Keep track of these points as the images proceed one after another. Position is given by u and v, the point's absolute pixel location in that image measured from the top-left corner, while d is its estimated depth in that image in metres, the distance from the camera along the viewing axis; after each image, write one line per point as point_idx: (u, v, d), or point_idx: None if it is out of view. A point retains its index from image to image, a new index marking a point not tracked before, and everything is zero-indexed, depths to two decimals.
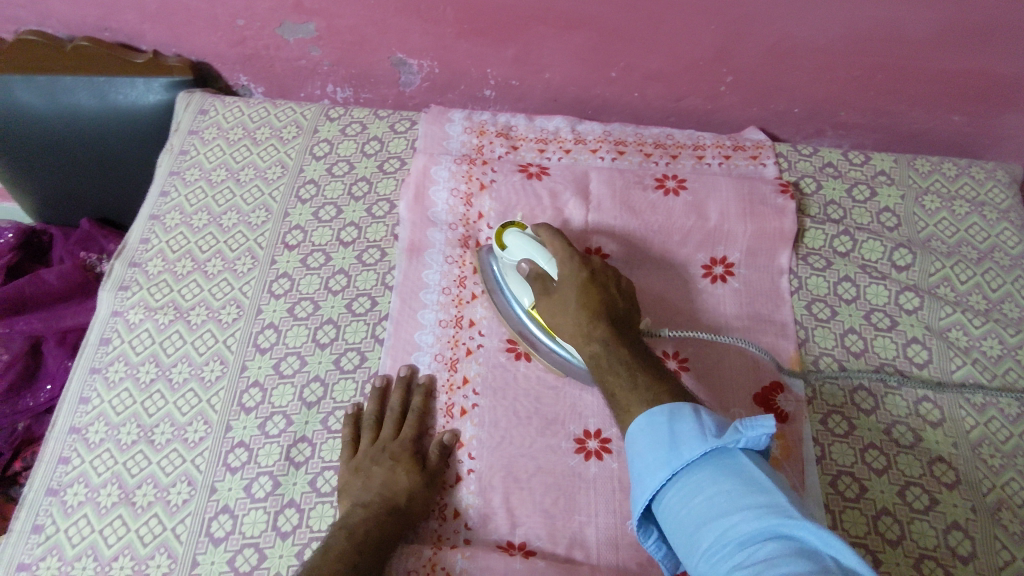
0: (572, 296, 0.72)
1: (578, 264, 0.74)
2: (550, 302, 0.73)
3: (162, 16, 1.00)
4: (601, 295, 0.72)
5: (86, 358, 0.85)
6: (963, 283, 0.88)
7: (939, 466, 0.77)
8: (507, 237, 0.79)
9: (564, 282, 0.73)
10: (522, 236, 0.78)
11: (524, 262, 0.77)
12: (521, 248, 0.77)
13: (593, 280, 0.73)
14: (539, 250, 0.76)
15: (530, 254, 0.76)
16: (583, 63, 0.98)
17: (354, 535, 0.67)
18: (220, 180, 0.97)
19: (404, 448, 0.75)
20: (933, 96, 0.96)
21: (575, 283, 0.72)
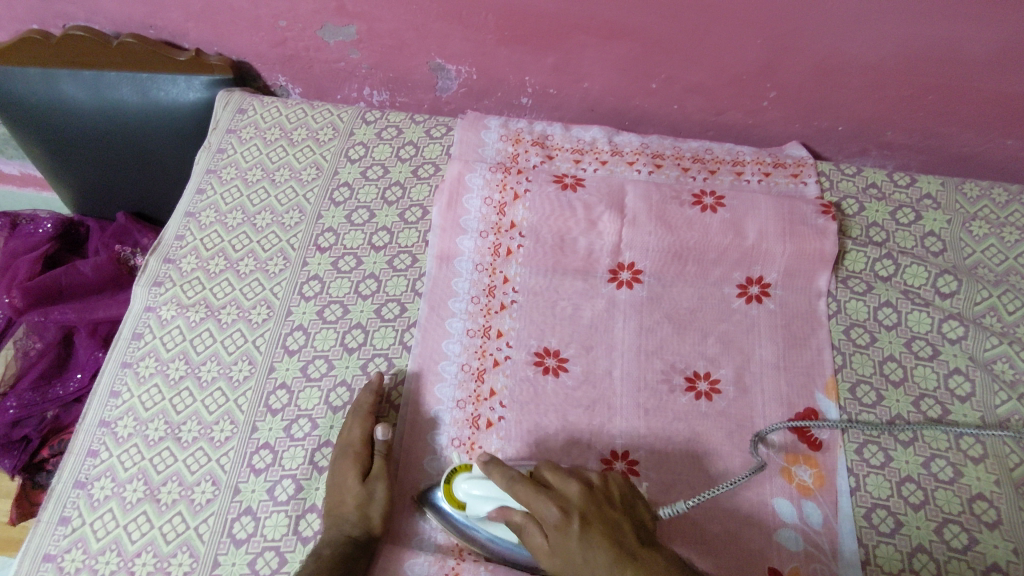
0: (581, 552, 0.59)
1: (559, 507, 0.61)
2: (552, 540, 0.61)
3: (206, 15, 1.01)
4: (599, 517, 0.61)
5: (118, 351, 0.85)
6: (1010, 313, 0.85)
7: (980, 505, 0.74)
8: (460, 486, 0.68)
9: (558, 540, 0.61)
10: (473, 479, 0.68)
11: (495, 510, 0.66)
12: (475, 499, 0.67)
13: (586, 523, 0.61)
14: (506, 493, 0.66)
15: (495, 500, 0.66)
16: (623, 73, 0.97)
17: (320, 555, 0.67)
18: (255, 179, 0.98)
19: (346, 458, 0.73)
20: (985, 119, 0.93)
21: (571, 519, 0.61)
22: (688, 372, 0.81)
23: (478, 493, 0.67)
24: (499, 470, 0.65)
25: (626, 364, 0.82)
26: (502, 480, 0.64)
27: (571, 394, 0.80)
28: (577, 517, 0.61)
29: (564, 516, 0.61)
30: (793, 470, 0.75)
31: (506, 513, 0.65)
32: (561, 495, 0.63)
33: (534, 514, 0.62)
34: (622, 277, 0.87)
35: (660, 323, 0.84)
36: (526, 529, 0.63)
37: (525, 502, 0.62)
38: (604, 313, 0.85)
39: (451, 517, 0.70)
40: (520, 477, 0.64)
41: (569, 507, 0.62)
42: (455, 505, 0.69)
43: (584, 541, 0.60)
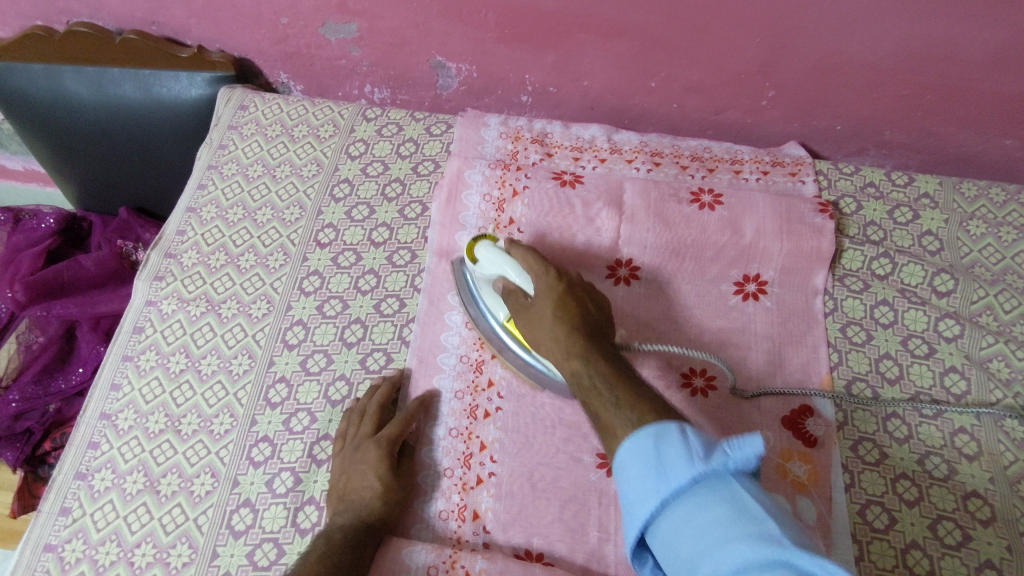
0: (549, 312, 0.70)
1: (553, 279, 0.72)
2: (529, 315, 0.72)
3: (208, 12, 1.01)
4: (576, 300, 0.71)
5: (119, 345, 0.86)
6: (1007, 312, 0.85)
7: (974, 502, 0.74)
8: (478, 250, 0.79)
9: (539, 294, 0.72)
10: (494, 249, 0.78)
11: (499, 278, 0.78)
12: (490, 261, 0.77)
13: (565, 295, 0.71)
14: (511, 262, 0.76)
15: (500, 268, 0.77)
16: (622, 72, 0.98)
17: (331, 539, 0.67)
18: (256, 175, 0.99)
19: (376, 447, 0.73)
20: (984, 118, 0.94)
21: (549, 297, 0.71)
22: (685, 368, 0.82)
23: (491, 257, 0.78)
24: (518, 249, 0.77)
25: None
26: (516, 257, 0.76)
27: None
28: (558, 291, 0.71)
29: (546, 291, 0.72)
30: (788, 466, 0.76)
31: (506, 284, 0.77)
32: (559, 273, 0.73)
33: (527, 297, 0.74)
34: (620, 273, 0.87)
35: (657, 319, 0.85)
36: (522, 287, 0.75)
37: (529, 279, 0.74)
38: None
39: (473, 274, 0.82)
40: (534, 256, 0.75)
41: (562, 278, 0.73)
42: (472, 263, 0.81)
43: (555, 308, 0.70)
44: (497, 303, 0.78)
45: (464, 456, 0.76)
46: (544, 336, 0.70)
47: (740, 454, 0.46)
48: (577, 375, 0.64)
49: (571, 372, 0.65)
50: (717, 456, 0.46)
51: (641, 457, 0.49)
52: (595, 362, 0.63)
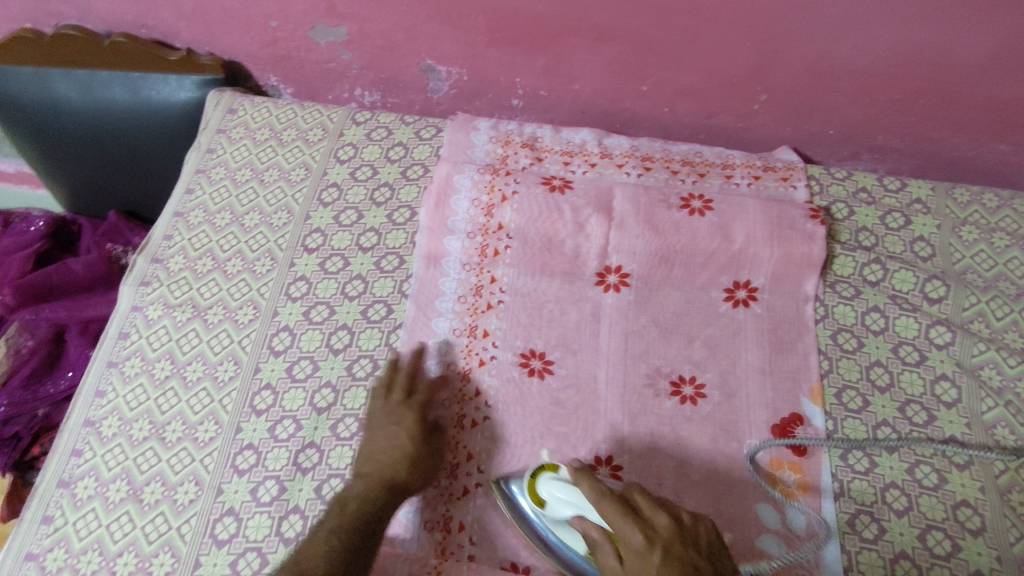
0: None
1: (642, 534, 0.61)
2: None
3: (197, 15, 1.01)
4: (678, 553, 0.59)
5: (104, 351, 0.86)
6: (999, 319, 0.85)
7: (964, 511, 0.73)
8: (544, 489, 0.68)
9: (632, 571, 0.60)
10: (559, 481, 0.68)
11: (574, 519, 0.66)
12: (561, 498, 0.67)
13: (667, 556, 0.59)
14: (589, 506, 0.65)
15: (576, 509, 0.66)
16: (613, 76, 0.97)
17: (347, 508, 0.67)
18: (244, 179, 0.98)
19: (408, 412, 0.75)
20: (978, 123, 0.93)
21: (648, 563, 0.59)
22: (673, 376, 0.81)
23: (562, 497, 0.67)
24: (588, 482, 0.65)
25: (612, 367, 0.82)
26: (587, 492, 0.64)
27: (555, 396, 0.80)
28: (657, 554, 0.59)
29: (642, 557, 0.60)
30: (777, 475, 0.75)
31: (584, 529, 0.64)
32: (650, 530, 0.61)
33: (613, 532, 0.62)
34: (609, 280, 0.87)
35: (646, 326, 0.84)
36: (600, 544, 0.63)
37: (608, 525, 0.63)
38: (591, 315, 0.85)
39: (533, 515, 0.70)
40: (611, 497, 0.63)
41: (656, 541, 0.60)
42: (535, 502, 0.69)
43: (659, 569, 0.58)
44: (573, 535, 0.67)
45: (452, 467, 0.76)
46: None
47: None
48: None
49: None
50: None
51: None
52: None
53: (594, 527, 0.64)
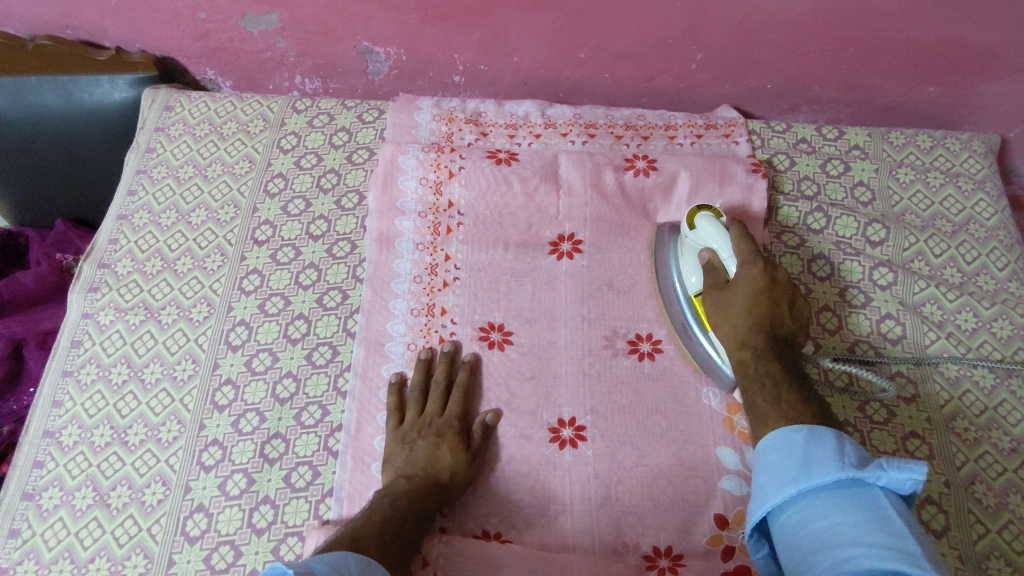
0: (740, 300, 0.73)
1: (761, 271, 0.73)
2: (722, 296, 0.75)
3: (121, 12, 0.98)
4: (776, 300, 0.73)
5: (57, 361, 0.84)
6: (937, 256, 0.88)
7: (913, 441, 0.77)
8: (698, 217, 0.80)
9: (739, 273, 0.74)
10: (713, 222, 0.78)
11: (707, 249, 0.78)
12: (709, 232, 0.77)
13: (769, 292, 0.73)
14: (724, 244, 0.76)
15: (715, 243, 0.77)
16: (551, 45, 0.97)
17: (397, 504, 0.68)
18: (187, 177, 0.97)
19: (449, 425, 0.75)
20: (907, 67, 0.95)
21: (746, 290, 0.73)
22: (630, 336, 0.83)
23: (709, 228, 0.78)
24: (738, 230, 0.77)
25: (569, 332, 0.83)
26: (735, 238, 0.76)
27: (516, 366, 0.81)
28: (761, 288, 0.73)
29: (745, 263, 0.74)
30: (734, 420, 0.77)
31: (711, 258, 0.77)
32: (772, 272, 0.74)
33: (730, 275, 0.75)
34: (562, 248, 0.87)
35: (601, 289, 0.85)
36: (726, 264, 0.76)
37: (734, 264, 0.75)
38: (546, 283, 0.86)
39: (683, 237, 0.83)
40: (751, 243, 0.75)
41: (774, 277, 0.74)
42: (687, 223, 0.81)
43: (762, 290, 0.73)
44: (693, 275, 0.79)
45: None
46: (727, 322, 0.74)
47: (894, 475, 0.56)
48: (744, 364, 0.71)
49: (737, 362, 0.72)
50: (870, 468, 0.57)
51: (790, 441, 0.62)
52: (788, 403, 0.66)
53: (721, 258, 0.76)
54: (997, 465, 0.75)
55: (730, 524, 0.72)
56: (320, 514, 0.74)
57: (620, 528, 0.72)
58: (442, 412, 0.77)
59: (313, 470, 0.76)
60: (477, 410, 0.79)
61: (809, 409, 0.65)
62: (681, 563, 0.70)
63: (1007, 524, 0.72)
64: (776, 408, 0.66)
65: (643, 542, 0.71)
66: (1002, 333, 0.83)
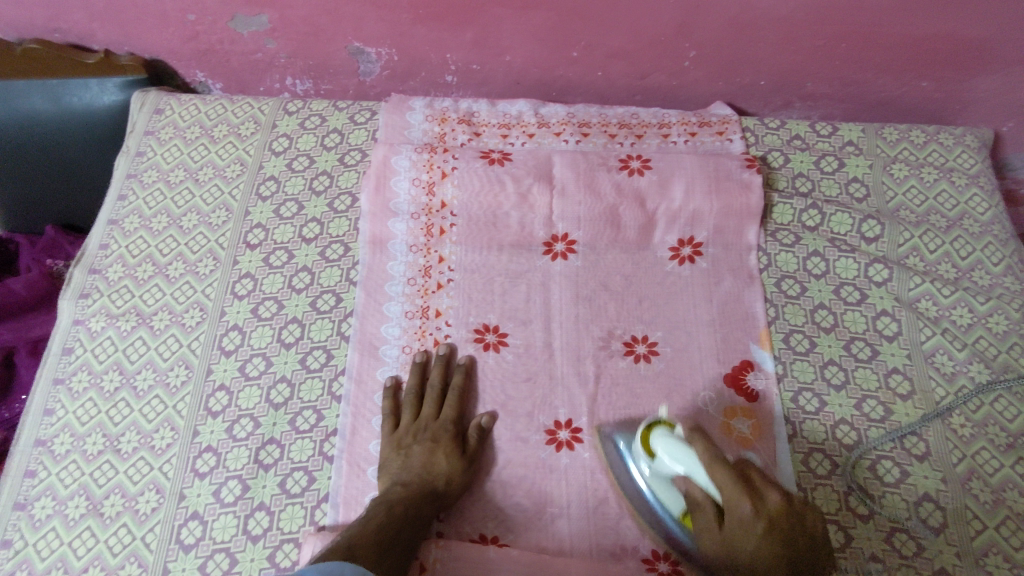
0: (746, 538, 0.60)
1: (752, 505, 0.60)
2: (716, 528, 0.63)
3: (110, 14, 0.97)
4: (789, 523, 0.59)
5: (49, 368, 0.84)
6: (932, 253, 0.88)
7: (909, 438, 0.76)
8: (655, 442, 0.69)
9: (731, 501, 0.62)
10: (672, 439, 0.68)
11: (680, 478, 0.67)
12: (671, 455, 0.67)
13: (773, 529, 0.59)
14: (696, 468, 0.66)
15: (682, 468, 0.66)
16: (543, 44, 0.96)
17: (393, 510, 0.67)
18: (178, 181, 0.96)
19: (444, 430, 0.75)
20: (900, 62, 0.95)
21: (752, 537, 0.59)
22: (626, 336, 0.82)
23: (671, 454, 0.67)
24: (703, 445, 0.66)
25: (565, 333, 0.82)
26: (701, 452, 0.65)
27: (511, 368, 0.80)
28: (766, 531, 0.59)
29: (732, 498, 0.61)
30: (731, 423, 0.77)
31: (688, 485, 0.66)
32: (763, 503, 0.60)
33: (714, 499, 0.64)
34: (556, 249, 0.87)
35: (596, 290, 0.85)
36: (695, 476, 0.66)
37: (714, 487, 0.64)
38: (541, 285, 0.85)
39: (641, 471, 0.72)
40: (724, 463, 0.64)
41: (766, 511, 0.60)
42: (647, 455, 0.71)
43: (764, 534, 0.59)
44: (671, 496, 0.69)
45: None
46: (734, 573, 0.61)
47: None
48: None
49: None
50: None
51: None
52: None
53: (698, 489, 0.65)
54: (994, 461, 0.75)
55: None
56: (316, 520, 0.73)
57: (617, 529, 0.72)
58: (437, 416, 0.77)
59: (308, 475, 0.76)
60: (473, 413, 0.78)
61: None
62: (680, 565, 0.70)
63: (1005, 520, 0.72)
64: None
65: (641, 543, 0.71)
66: (997, 328, 0.83)
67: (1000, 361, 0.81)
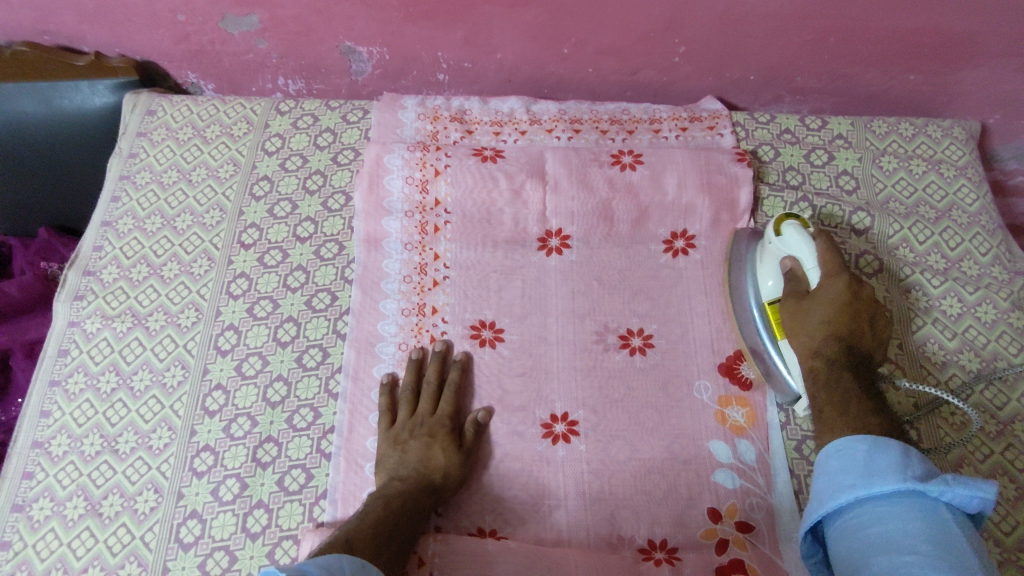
0: (824, 310, 0.74)
1: (846, 284, 0.74)
2: (801, 307, 0.75)
3: (100, 16, 0.97)
4: (854, 318, 0.73)
5: (44, 371, 0.84)
6: (922, 243, 0.89)
7: (901, 427, 0.77)
8: (786, 226, 0.78)
9: (822, 283, 0.74)
10: (802, 228, 0.77)
11: (790, 258, 0.77)
12: (798, 238, 0.76)
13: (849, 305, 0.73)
14: (808, 254, 0.76)
15: (802, 256, 0.76)
16: (534, 41, 0.97)
17: (391, 505, 0.68)
18: (172, 182, 0.96)
19: (441, 424, 0.75)
20: (888, 56, 0.96)
21: (828, 305, 0.73)
22: (621, 330, 0.83)
23: (795, 237, 0.77)
24: (824, 242, 0.76)
25: (560, 327, 0.83)
26: (823, 250, 0.75)
27: (507, 363, 0.81)
28: (842, 306, 0.73)
29: (829, 275, 0.74)
30: (726, 411, 0.78)
31: (794, 266, 0.77)
32: (856, 284, 0.74)
33: (812, 286, 0.75)
34: (551, 244, 0.88)
35: (591, 284, 0.86)
36: (810, 274, 0.76)
37: (817, 275, 0.75)
38: (536, 280, 0.86)
39: (766, 240, 0.81)
40: (841, 262, 0.75)
41: (851, 291, 0.74)
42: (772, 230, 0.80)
43: (841, 308, 0.73)
44: (772, 281, 0.78)
45: None
46: (798, 336, 0.74)
47: (960, 491, 0.57)
48: (816, 374, 0.73)
49: (807, 368, 0.74)
50: (935, 483, 0.58)
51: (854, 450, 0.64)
52: (854, 413, 0.68)
53: (806, 266, 0.76)
54: (984, 448, 0.76)
55: (723, 516, 0.73)
56: (314, 517, 0.73)
57: (613, 522, 0.72)
58: (434, 412, 0.77)
59: (306, 473, 0.76)
60: (469, 408, 0.79)
61: (879, 418, 0.67)
62: (676, 555, 0.70)
63: (995, 506, 0.73)
64: (846, 420, 0.68)
65: (638, 534, 0.72)
66: (986, 317, 0.84)
67: (989, 350, 0.82)
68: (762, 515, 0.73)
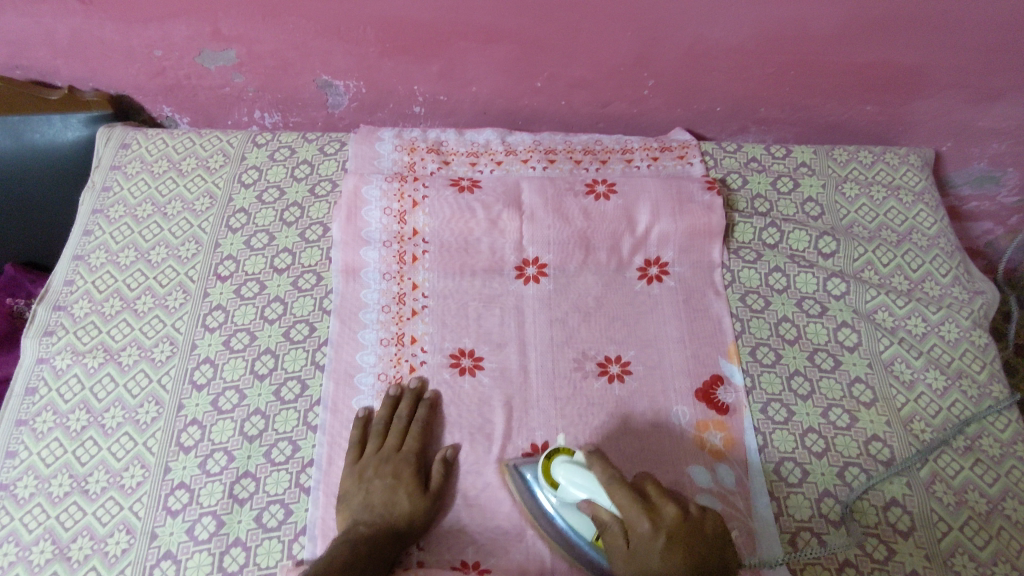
0: (656, 562, 0.58)
1: (649, 519, 0.59)
2: (627, 563, 0.60)
3: (75, 50, 0.98)
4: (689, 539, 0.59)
5: (12, 410, 0.81)
6: (885, 266, 0.92)
7: (875, 445, 0.79)
8: (556, 468, 0.67)
9: (637, 529, 0.59)
10: (573, 463, 0.66)
11: (585, 503, 0.64)
12: (573, 481, 0.65)
13: (675, 537, 0.58)
14: (598, 490, 0.63)
15: (585, 493, 0.64)
16: (508, 75, 0.99)
17: (358, 549, 0.66)
18: (146, 215, 0.95)
19: (406, 463, 0.74)
20: (844, 88, 1.01)
21: (658, 539, 0.58)
22: (600, 356, 0.84)
23: (577, 480, 0.64)
24: (602, 466, 0.63)
25: (540, 354, 0.84)
26: (603, 474, 0.63)
27: (487, 391, 0.81)
28: (669, 537, 0.58)
29: (634, 522, 0.59)
30: (704, 436, 0.79)
31: (595, 511, 0.63)
32: (660, 516, 0.59)
33: (625, 532, 0.60)
34: (528, 272, 0.89)
35: (569, 311, 0.87)
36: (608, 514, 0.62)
37: (616, 511, 0.61)
38: (514, 309, 0.87)
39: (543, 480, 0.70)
40: (622, 481, 0.61)
41: (663, 525, 0.59)
42: (550, 476, 0.68)
43: (664, 539, 0.58)
44: (585, 520, 0.68)
45: None
46: None
47: None
48: None
49: None
50: None
51: None
52: None
53: (603, 510, 0.63)
54: (954, 464, 0.78)
55: None
56: (294, 553, 0.72)
57: None
58: (400, 448, 0.76)
59: (285, 508, 0.75)
60: (439, 443, 0.78)
61: None
62: None
63: (968, 520, 0.75)
64: None
65: None
66: (949, 336, 0.87)
67: (954, 367, 0.85)
68: (740, 539, 0.73)
